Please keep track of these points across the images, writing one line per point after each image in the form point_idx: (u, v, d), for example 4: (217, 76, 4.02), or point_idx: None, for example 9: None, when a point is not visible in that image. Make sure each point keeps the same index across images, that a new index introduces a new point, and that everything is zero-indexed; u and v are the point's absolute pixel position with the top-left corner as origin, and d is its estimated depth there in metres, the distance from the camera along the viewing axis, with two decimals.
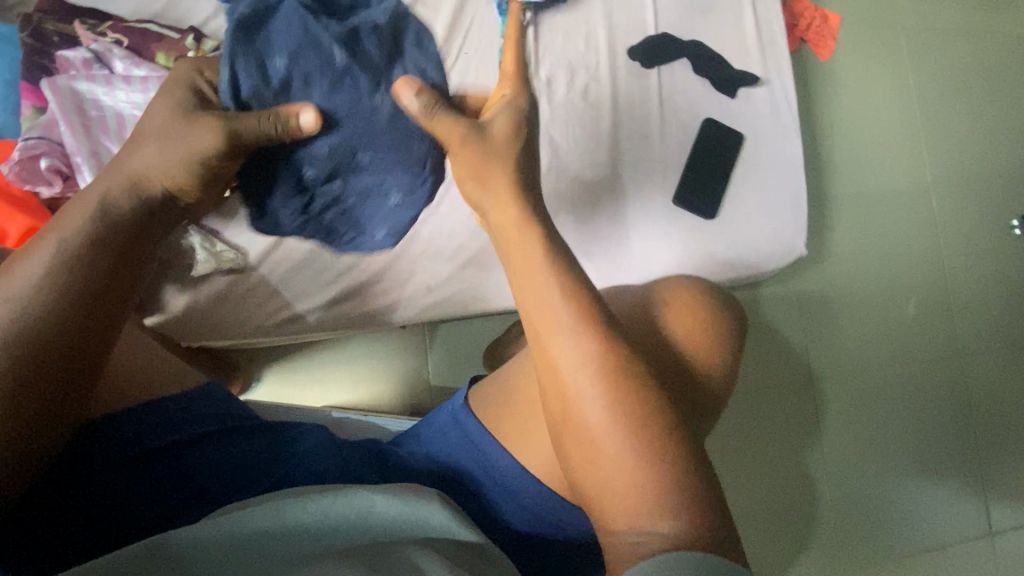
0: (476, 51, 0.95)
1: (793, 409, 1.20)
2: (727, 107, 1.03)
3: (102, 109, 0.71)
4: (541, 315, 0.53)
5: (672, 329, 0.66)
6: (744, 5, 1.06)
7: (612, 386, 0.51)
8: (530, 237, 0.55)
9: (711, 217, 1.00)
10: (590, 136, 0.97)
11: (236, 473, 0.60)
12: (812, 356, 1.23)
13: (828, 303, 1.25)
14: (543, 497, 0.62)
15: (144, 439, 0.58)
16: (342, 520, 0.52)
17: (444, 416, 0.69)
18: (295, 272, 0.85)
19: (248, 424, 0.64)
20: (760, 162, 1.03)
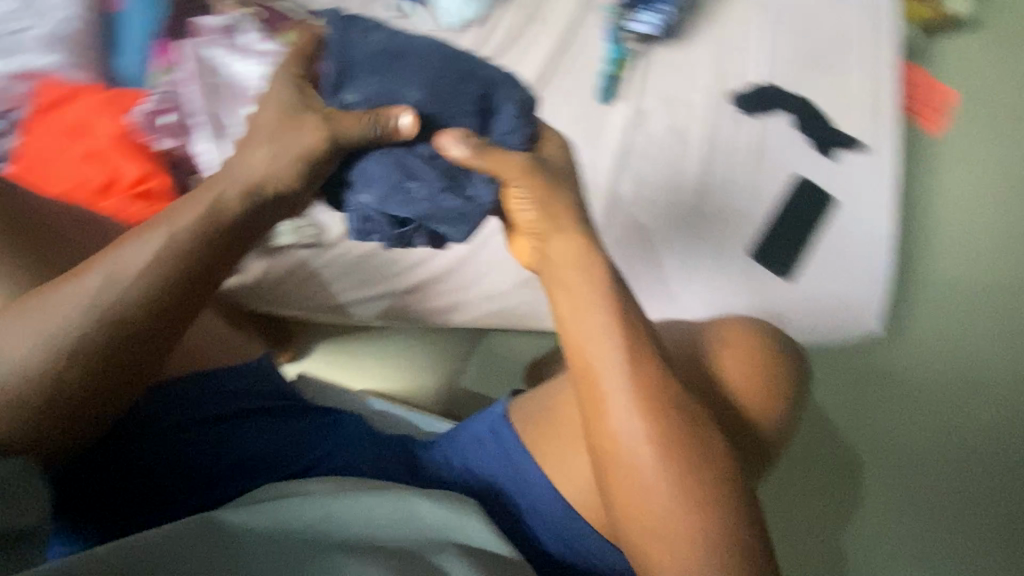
0: (580, 74, 0.95)
1: None
2: (824, 168, 0.99)
3: (228, 77, 0.76)
4: (589, 342, 0.54)
5: (722, 371, 0.63)
6: (861, 69, 1.02)
7: (658, 423, 0.51)
8: (579, 258, 0.56)
9: (791, 279, 0.95)
10: (677, 175, 0.95)
11: (277, 450, 0.64)
12: (914, 463, 0.99)
13: (939, 404, 1.02)
14: (568, 519, 0.61)
15: (197, 408, 0.62)
16: (386, 523, 0.53)
17: (481, 426, 0.68)
18: (367, 256, 0.89)
19: (294, 404, 0.68)
20: (851, 231, 0.98)
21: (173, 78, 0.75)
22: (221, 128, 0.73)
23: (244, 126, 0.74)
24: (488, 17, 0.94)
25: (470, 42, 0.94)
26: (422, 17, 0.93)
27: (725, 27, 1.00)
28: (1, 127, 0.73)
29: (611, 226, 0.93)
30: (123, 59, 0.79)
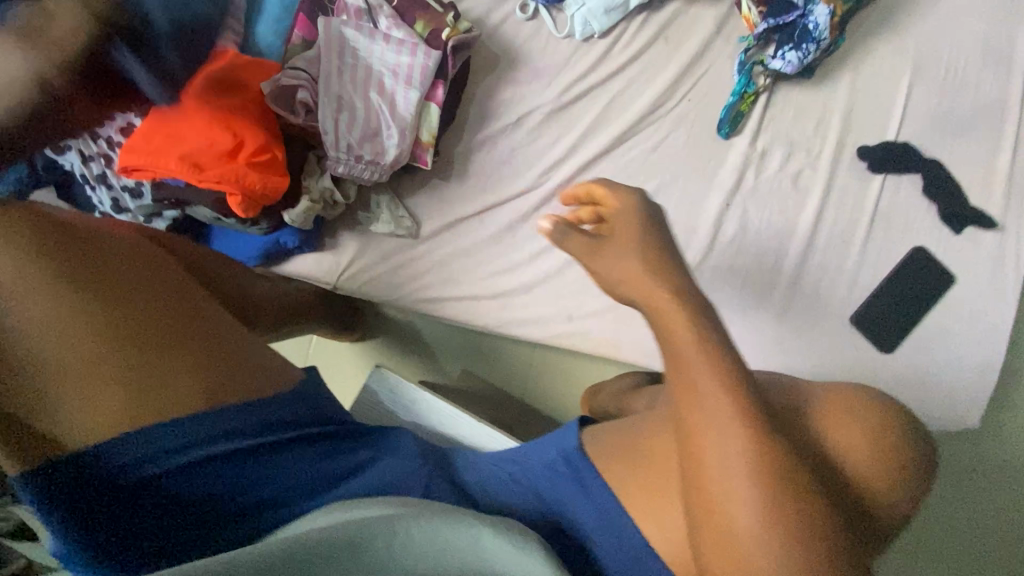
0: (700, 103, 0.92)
1: None
2: (945, 241, 0.92)
3: (358, 58, 0.76)
4: (689, 364, 0.48)
5: (828, 430, 0.53)
6: (1005, 140, 0.94)
7: (759, 458, 0.45)
8: (659, 276, 0.51)
9: (887, 352, 0.90)
10: (785, 224, 0.91)
11: (313, 477, 0.60)
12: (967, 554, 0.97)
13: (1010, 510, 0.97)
14: (653, 574, 0.54)
15: (219, 441, 0.56)
16: (446, 547, 0.48)
17: (554, 454, 0.61)
18: (456, 256, 0.87)
19: (333, 428, 0.64)
20: (962, 312, 0.91)
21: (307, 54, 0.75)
22: (345, 113, 0.74)
23: (367, 115, 0.75)
24: (619, 29, 0.91)
25: (595, 52, 0.90)
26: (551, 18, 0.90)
27: (863, 75, 0.94)
28: None
29: (707, 266, 0.90)
30: (257, 23, 0.79)
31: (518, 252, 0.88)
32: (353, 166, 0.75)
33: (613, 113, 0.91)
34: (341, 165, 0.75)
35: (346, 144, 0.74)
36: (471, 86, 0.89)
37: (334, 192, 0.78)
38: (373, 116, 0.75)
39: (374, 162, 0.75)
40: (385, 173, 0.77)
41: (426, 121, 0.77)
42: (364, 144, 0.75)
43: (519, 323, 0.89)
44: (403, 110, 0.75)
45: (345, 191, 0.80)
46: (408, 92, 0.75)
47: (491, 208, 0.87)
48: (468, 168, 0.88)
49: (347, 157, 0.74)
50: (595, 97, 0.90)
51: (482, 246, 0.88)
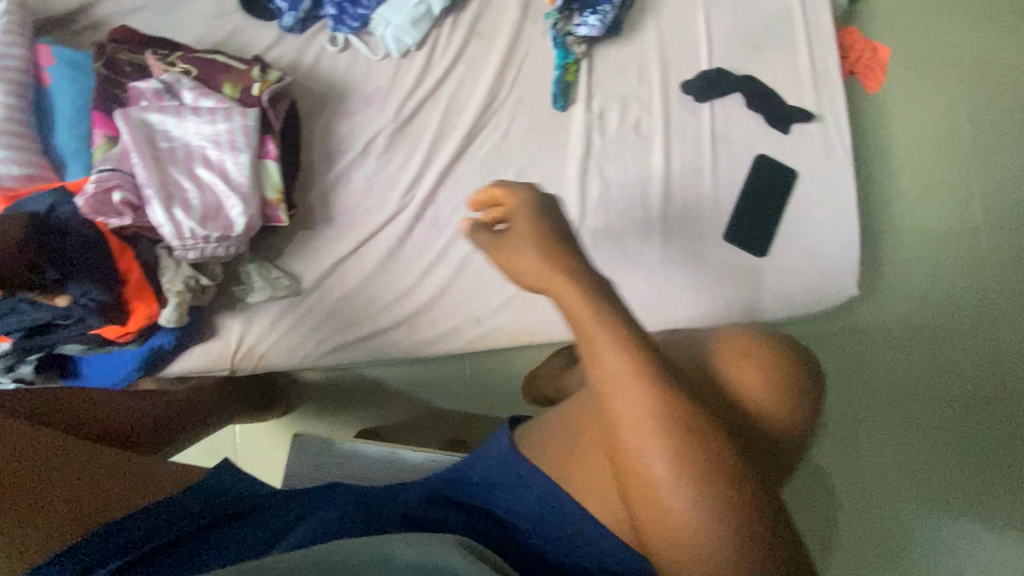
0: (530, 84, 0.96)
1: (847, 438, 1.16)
2: (779, 143, 1.01)
3: (172, 140, 0.73)
4: (593, 344, 0.48)
5: (733, 380, 0.58)
6: (799, 41, 1.05)
7: (671, 424, 0.45)
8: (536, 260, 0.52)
9: (762, 255, 0.99)
10: (641, 170, 0.97)
11: (249, 544, 0.59)
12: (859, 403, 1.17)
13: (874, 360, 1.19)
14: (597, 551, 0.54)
15: (150, 535, 0.59)
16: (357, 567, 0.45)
17: (489, 459, 0.63)
18: (347, 299, 0.86)
19: (262, 501, 0.65)
20: (813, 199, 1.01)
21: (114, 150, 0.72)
22: (175, 197, 0.71)
23: (201, 192, 0.72)
24: (432, 38, 0.93)
25: (417, 65, 0.92)
26: (364, 43, 0.90)
27: (664, 18, 1.01)
28: None
29: (587, 231, 0.95)
30: (55, 137, 0.75)
31: (406, 276, 0.88)
32: (204, 249, 0.72)
33: (453, 117, 0.92)
34: (190, 252, 0.72)
35: (187, 230, 0.70)
36: (305, 130, 0.87)
37: (198, 277, 0.74)
38: (208, 192, 0.73)
39: (224, 238, 0.72)
40: (241, 244, 0.75)
41: (267, 179, 0.77)
42: (207, 222, 0.71)
43: (431, 340, 0.89)
44: (238, 177, 0.74)
45: (209, 275, 0.76)
46: (237, 156, 0.74)
47: (365, 242, 0.87)
48: (330, 210, 0.87)
49: (192, 242, 0.71)
50: (432, 108, 0.92)
51: (369, 281, 0.87)
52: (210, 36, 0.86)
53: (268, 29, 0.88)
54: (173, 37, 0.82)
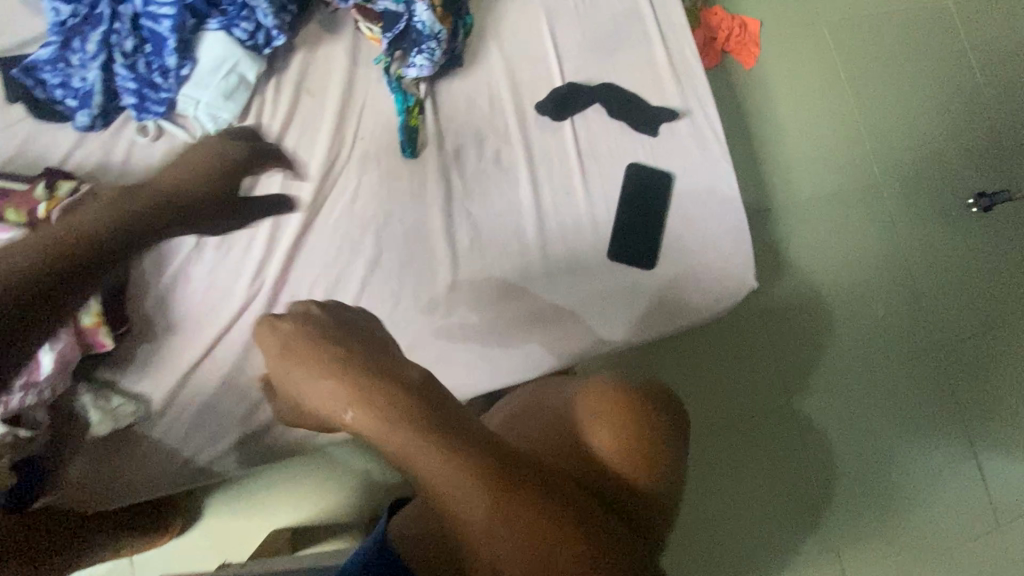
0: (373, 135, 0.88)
1: (780, 414, 1.17)
2: (650, 147, 0.97)
3: None
4: (398, 440, 0.45)
5: (585, 433, 0.60)
6: (652, 36, 1.00)
7: (497, 505, 0.45)
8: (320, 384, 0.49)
9: (651, 267, 0.95)
10: (509, 203, 0.92)
11: None
12: (793, 378, 1.18)
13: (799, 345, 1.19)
14: None
15: None
16: None
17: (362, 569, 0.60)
18: (209, 408, 0.79)
19: None
20: (694, 198, 0.97)
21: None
22: None
23: None
24: (255, 105, 0.85)
25: (242, 138, 0.84)
26: (175, 127, 0.82)
27: (506, 39, 0.96)
28: None
29: (463, 278, 0.89)
30: None
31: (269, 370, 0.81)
32: (12, 401, 0.66)
33: (294, 187, 0.85)
34: None
35: None
36: None
37: (16, 431, 0.67)
38: None
39: (33, 384, 0.67)
40: (58, 383, 0.69)
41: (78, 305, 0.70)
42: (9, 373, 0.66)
43: (312, 433, 0.82)
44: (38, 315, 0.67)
45: (32, 424, 0.69)
46: None
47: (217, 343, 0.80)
48: (171, 316, 0.79)
49: None
50: (268, 181, 0.84)
51: (229, 385, 0.79)
52: None
53: (64, 131, 0.79)
54: None
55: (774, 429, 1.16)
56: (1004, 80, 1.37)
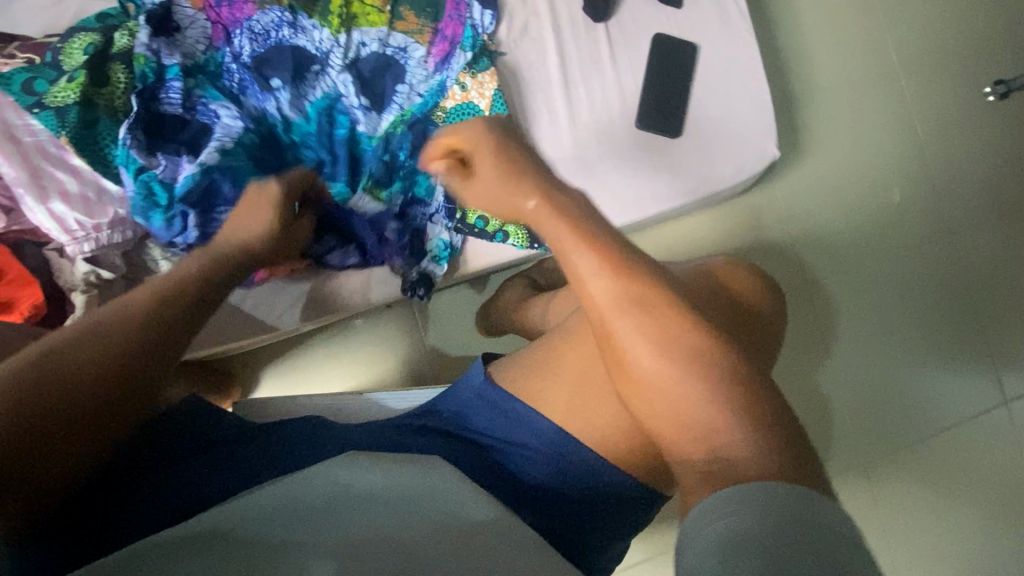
0: (150, 120, 0.73)
1: (805, 309, 1.24)
2: (672, 17, 0.99)
3: (35, 133, 0.69)
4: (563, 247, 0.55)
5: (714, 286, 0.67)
6: None
7: (626, 289, 0.51)
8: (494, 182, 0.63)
9: (678, 134, 0.97)
10: (540, 76, 0.94)
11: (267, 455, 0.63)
12: (823, 284, 1.25)
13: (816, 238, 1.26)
14: (546, 439, 0.63)
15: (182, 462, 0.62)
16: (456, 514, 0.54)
17: (468, 391, 0.69)
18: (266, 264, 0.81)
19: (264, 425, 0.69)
20: (717, 69, 0.99)
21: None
22: (53, 191, 0.68)
23: (81, 183, 0.70)
24: None
25: None
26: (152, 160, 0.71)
27: None
28: None
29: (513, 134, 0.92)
30: None
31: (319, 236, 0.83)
32: (98, 239, 0.70)
33: None
34: (85, 245, 0.70)
35: (75, 223, 0.69)
36: None
37: (96, 272, 0.71)
38: (88, 182, 0.70)
39: (117, 225, 0.71)
40: (138, 228, 0.73)
41: None
42: (95, 213, 0.70)
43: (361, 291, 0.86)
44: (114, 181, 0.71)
45: (110, 267, 0.73)
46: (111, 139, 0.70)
47: None
48: None
49: (84, 234, 0.70)
50: None
51: None
52: (53, 24, 0.82)
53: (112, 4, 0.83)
54: (8, 34, 0.77)
55: (810, 330, 1.24)
56: None
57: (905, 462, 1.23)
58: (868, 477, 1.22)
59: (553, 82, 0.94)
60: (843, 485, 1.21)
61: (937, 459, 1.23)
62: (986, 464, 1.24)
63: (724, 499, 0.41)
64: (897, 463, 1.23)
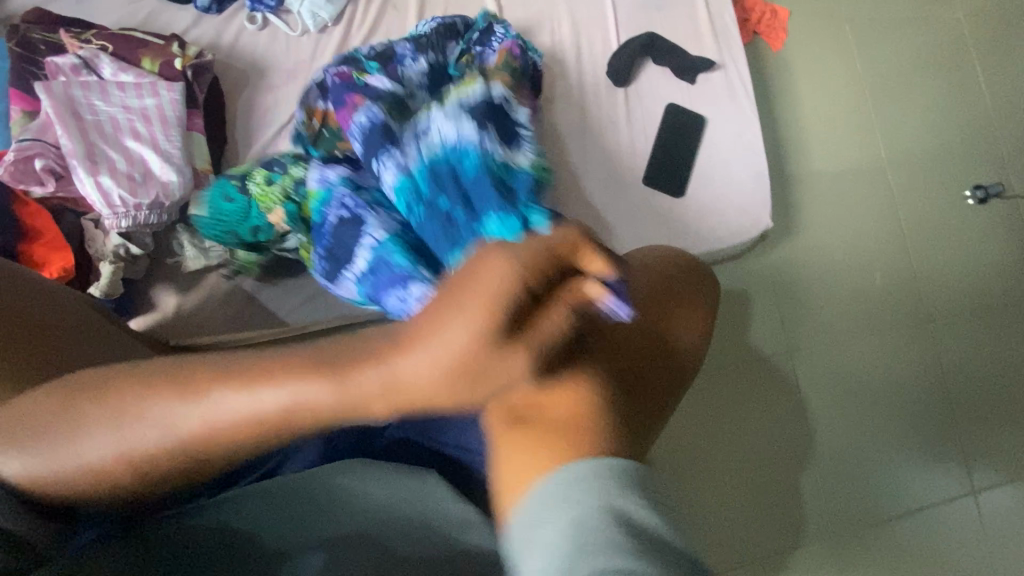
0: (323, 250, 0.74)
1: (784, 377, 1.29)
2: (686, 91, 1.09)
3: (97, 113, 0.75)
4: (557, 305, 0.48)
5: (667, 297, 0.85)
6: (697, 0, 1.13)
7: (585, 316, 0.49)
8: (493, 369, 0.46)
9: (681, 194, 1.05)
10: (561, 126, 1.02)
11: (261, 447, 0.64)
12: (805, 353, 1.30)
13: (802, 311, 1.32)
14: None
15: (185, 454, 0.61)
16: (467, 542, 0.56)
17: None
18: (281, 264, 0.86)
19: None
20: (723, 142, 1.08)
21: (57, 142, 0.73)
22: (103, 164, 0.73)
23: (130, 162, 0.75)
24: (349, 12, 0.97)
25: (335, 37, 0.95)
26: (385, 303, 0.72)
27: None
28: (28, 144, 0.72)
29: None
30: None
31: None
32: (136, 217, 0.74)
33: None
34: (123, 221, 0.74)
35: (118, 198, 0.73)
36: (230, 103, 0.89)
37: (127, 246, 0.75)
38: (137, 162, 0.75)
39: (156, 205, 0.75)
40: (173, 213, 0.77)
41: (198, 150, 0.80)
42: (138, 192, 0.74)
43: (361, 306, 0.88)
44: (160, 165, 0.76)
45: (141, 244, 0.77)
46: (166, 130, 0.77)
47: None
48: None
49: (125, 210, 0.74)
50: None
51: None
52: (125, 20, 0.89)
53: (183, 12, 0.92)
54: (87, 20, 0.85)
55: (788, 398, 1.28)
56: (1008, 87, 1.48)
57: (872, 542, 1.24)
58: (836, 553, 1.22)
59: (571, 135, 1.02)
60: (812, 558, 1.21)
61: (904, 542, 1.24)
62: (951, 554, 1.25)
63: (559, 479, 0.42)
64: (864, 542, 1.23)
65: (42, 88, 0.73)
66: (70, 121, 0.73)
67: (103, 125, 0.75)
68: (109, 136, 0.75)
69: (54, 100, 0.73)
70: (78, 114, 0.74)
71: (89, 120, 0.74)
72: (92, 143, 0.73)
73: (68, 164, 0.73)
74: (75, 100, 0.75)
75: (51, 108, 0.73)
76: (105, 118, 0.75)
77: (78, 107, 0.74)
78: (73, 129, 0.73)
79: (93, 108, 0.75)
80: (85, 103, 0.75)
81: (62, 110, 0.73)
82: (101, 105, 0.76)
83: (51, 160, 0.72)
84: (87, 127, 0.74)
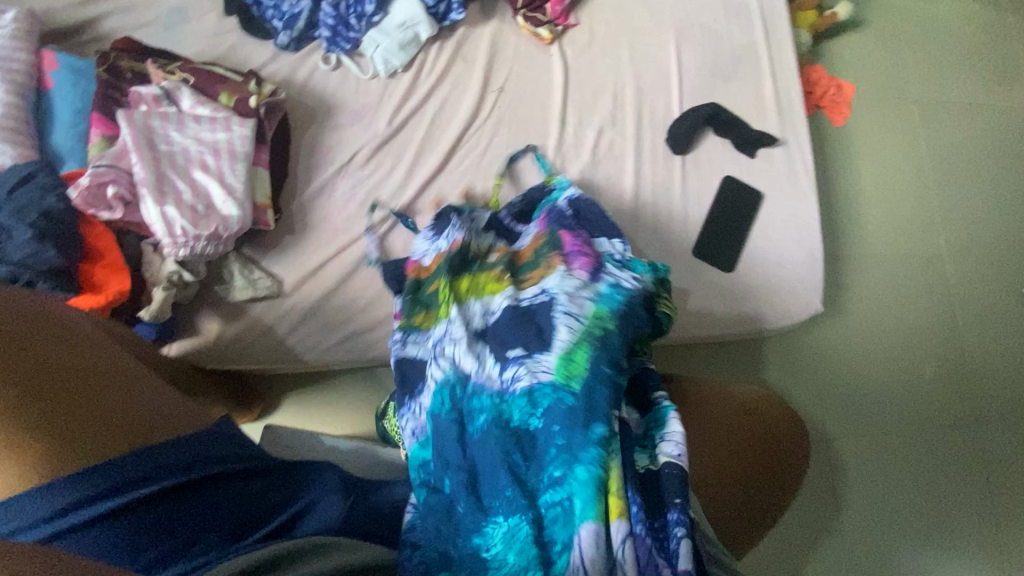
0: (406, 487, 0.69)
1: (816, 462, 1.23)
2: (745, 165, 1.07)
3: (171, 143, 0.78)
4: None
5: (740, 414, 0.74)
6: (764, 75, 1.12)
7: None
8: None
9: (730, 268, 1.02)
10: (615, 187, 1.01)
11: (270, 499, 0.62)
12: (844, 440, 1.24)
13: (844, 395, 1.27)
14: None
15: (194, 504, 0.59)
16: None
17: None
18: (324, 301, 0.86)
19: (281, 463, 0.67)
20: (778, 219, 1.06)
21: (130, 169, 0.75)
22: (170, 194, 0.75)
23: (195, 193, 0.76)
24: (420, 61, 0.99)
25: (403, 84, 0.97)
26: None
27: (636, 53, 1.09)
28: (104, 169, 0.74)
29: None
30: (53, 134, 0.80)
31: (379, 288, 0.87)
32: (194, 247, 0.75)
33: (439, 130, 0.96)
34: (181, 249, 0.75)
35: (179, 228, 0.75)
36: (295, 140, 0.92)
37: (180, 273, 0.77)
38: (201, 193, 0.77)
39: (214, 237, 0.76)
40: (228, 244, 0.78)
41: (261, 186, 0.82)
42: (199, 222, 0.75)
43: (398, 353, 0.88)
44: (223, 198, 0.77)
45: (193, 271, 0.78)
46: (233, 164, 0.78)
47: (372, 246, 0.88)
48: (318, 212, 0.89)
49: (184, 240, 0.75)
50: (416, 122, 0.96)
51: (347, 287, 0.86)
52: (208, 52, 0.93)
53: (263, 48, 0.95)
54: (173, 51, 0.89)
55: (821, 485, 1.21)
56: None
57: None
58: None
59: (625, 197, 1.01)
60: None
61: None
62: None
63: None
64: None
65: (123, 117, 0.76)
66: (145, 150, 0.76)
67: (175, 155, 0.77)
68: (181, 167, 0.77)
69: (133, 128, 0.76)
70: (153, 143, 0.77)
71: (162, 150, 0.77)
72: (164, 174, 0.76)
73: (138, 191, 0.75)
74: (152, 130, 0.77)
75: (129, 136, 0.76)
76: (178, 148, 0.78)
77: (154, 137, 0.77)
78: (147, 158, 0.75)
79: (169, 138, 0.78)
80: (161, 133, 0.78)
81: (140, 139, 0.76)
82: (176, 136, 0.78)
83: (122, 185, 0.74)
84: (161, 157, 0.77)
